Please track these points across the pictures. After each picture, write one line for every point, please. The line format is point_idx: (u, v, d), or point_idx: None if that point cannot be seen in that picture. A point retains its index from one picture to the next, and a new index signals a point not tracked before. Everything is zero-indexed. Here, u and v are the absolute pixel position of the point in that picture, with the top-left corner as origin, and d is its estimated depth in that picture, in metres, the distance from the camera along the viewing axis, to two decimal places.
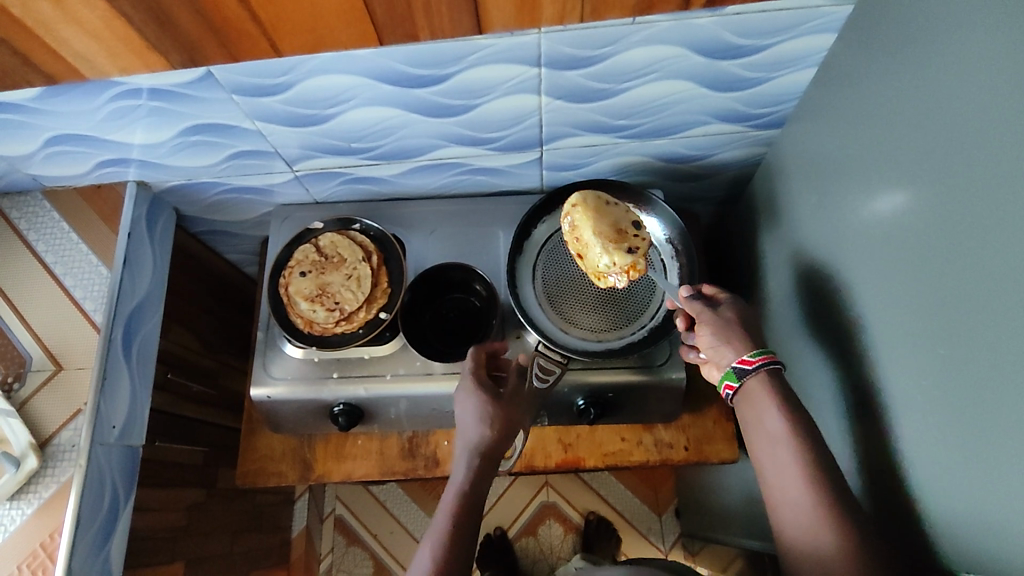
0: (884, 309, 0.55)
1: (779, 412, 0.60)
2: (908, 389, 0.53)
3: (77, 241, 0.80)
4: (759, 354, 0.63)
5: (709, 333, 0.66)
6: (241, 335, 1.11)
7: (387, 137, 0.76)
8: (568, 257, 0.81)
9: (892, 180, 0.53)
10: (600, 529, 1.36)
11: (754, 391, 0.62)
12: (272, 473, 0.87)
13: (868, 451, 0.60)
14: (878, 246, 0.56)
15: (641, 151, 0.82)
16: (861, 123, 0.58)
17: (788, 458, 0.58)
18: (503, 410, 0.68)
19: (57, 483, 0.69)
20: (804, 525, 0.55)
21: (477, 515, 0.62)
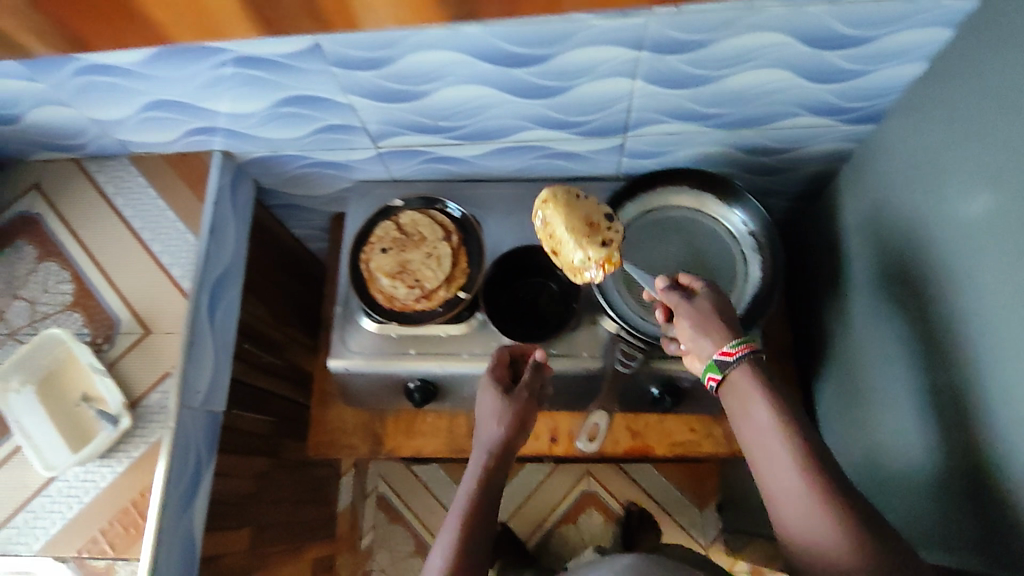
0: (966, 304, 0.58)
1: (768, 404, 0.56)
2: (1012, 389, 0.52)
3: (164, 207, 0.81)
4: (739, 345, 0.59)
5: (690, 323, 0.62)
6: (303, 309, 1.12)
7: (476, 117, 0.75)
8: (650, 243, 0.80)
9: (981, 180, 0.56)
10: (642, 522, 1.34)
11: (738, 383, 0.58)
12: (344, 446, 0.90)
13: (952, 454, 0.60)
14: (961, 244, 0.59)
15: (725, 141, 0.81)
16: (951, 126, 0.61)
17: (782, 455, 0.53)
18: (523, 407, 0.71)
19: (146, 444, 0.71)
20: (809, 529, 0.51)
21: (491, 513, 0.65)
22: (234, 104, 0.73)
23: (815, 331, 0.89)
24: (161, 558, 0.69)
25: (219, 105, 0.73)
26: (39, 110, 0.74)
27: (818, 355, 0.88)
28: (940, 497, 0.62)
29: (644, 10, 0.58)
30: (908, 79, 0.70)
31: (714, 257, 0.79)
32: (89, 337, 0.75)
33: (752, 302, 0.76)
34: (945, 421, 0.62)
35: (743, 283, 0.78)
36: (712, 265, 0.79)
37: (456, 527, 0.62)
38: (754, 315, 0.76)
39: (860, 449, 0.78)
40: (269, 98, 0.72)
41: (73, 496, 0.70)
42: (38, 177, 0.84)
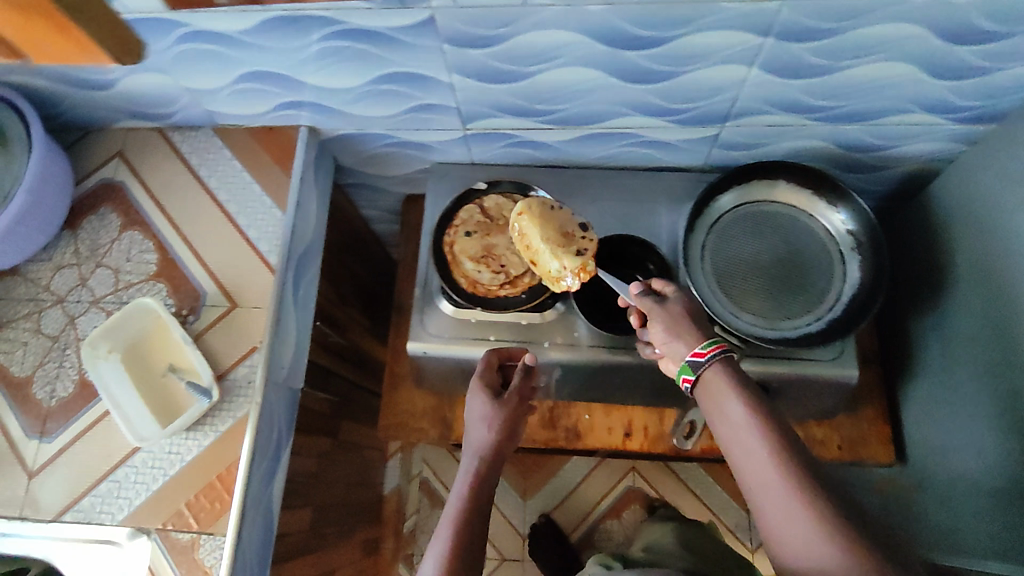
0: None
1: (743, 401, 0.53)
2: None
3: (249, 181, 0.80)
4: (711, 345, 0.58)
5: (663, 327, 0.62)
6: (364, 291, 1.11)
7: (575, 100, 0.74)
8: (741, 238, 0.79)
9: None
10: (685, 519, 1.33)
11: (713, 384, 0.56)
12: (415, 430, 0.89)
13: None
14: None
15: (825, 136, 0.79)
16: None
17: (761, 452, 0.50)
18: (513, 411, 0.70)
19: (233, 418, 0.71)
20: (796, 531, 0.47)
21: (482, 520, 0.61)
22: (334, 78, 0.72)
23: (901, 336, 0.86)
24: (245, 534, 0.68)
25: (318, 78, 0.72)
26: (133, 77, 0.73)
27: (903, 361, 0.86)
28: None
29: None
30: None
31: (809, 253, 0.77)
32: (174, 307, 0.74)
33: (847, 303, 0.75)
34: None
35: (840, 282, 0.76)
36: (807, 261, 0.77)
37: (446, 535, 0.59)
38: (851, 317, 0.74)
39: (937, 456, 0.80)
40: (370, 73, 0.70)
41: (158, 468, 0.70)
42: (120, 145, 0.83)
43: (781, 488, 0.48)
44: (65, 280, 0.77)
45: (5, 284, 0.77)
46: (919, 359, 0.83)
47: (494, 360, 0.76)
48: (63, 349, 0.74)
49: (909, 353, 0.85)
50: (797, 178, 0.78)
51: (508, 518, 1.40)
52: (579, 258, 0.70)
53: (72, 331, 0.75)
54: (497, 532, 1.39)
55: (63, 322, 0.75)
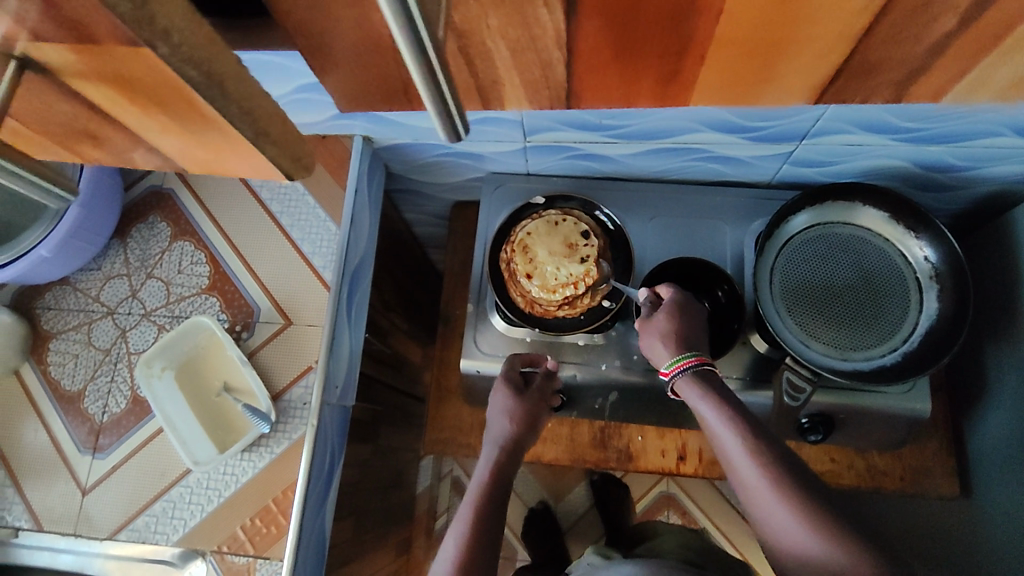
0: None
1: (716, 407, 0.59)
2: None
3: (301, 194, 0.81)
4: (675, 364, 0.63)
5: (647, 340, 0.67)
6: (406, 295, 1.09)
7: (645, 118, 0.70)
8: (813, 262, 0.75)
9: None
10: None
11: (686, 393, 0.62)
12: (461, 445, 0.87)
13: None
14: None
15: (905, 157, 0.75)
16: None
17: (736, 450, 0.56)
18: (533, 406, 0.73)
19: (288, 440, 0.72)
20: (770, 515, 0.53)
21: (498, 506, 0.65)
22: None
23: (973, 367, 0.83)
24: (301, 558, 0.66)
25: None
26: None
27: (972, 393, 0.82)
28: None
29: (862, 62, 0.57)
30: None
31: (884, 280, 0.74)
32: (227, 323, 0.76)
33: (923, 335, 0.71)
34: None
35: (916, 313, 0.72)
36: (882, 289, 0.74)
37: (463, 521, 0.62)
38: (927, 351, 0.71)
39: (1000, 496, 0.76)
40: None
41: (212, 489, 0.73)
42: None
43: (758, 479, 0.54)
44: (115, 291, 0.79)
45: (54, 294, 0.80)
46: (991, 392, 0.79)
47: (516, 364, 0.75)
48: (115, 363, 0.77)
49: (980, 384, 0.81)
50: (874, 201, 0.74)
51: None
52: (581, 266, 0.74)
53: (123, 344, 0.77)
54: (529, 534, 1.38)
55: (114, 334, 0.78)
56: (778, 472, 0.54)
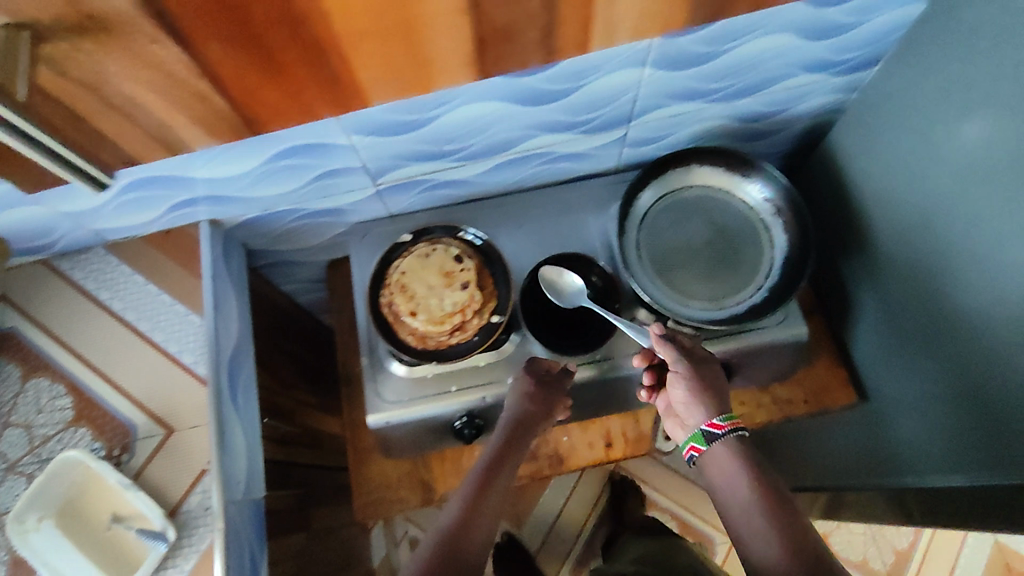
0: (1002, 242, 0.60)
1: (744, 459, 0.63)
2: None
3: (143, 283, 0.74)
4: (728, 420, 0.66)
5: (684, 392, 0.69)
6: (306, 367, 1.05)
7: (479, 135, 0.72)
8: (672, 228, 0.80)
9: (989, 108, 0.59)
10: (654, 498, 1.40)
11: (720, 454, 0.64)
12: (392, 501, 0.85)
13: (972, 373, 0.67)
14: (985, 172, 0.61)
15: (723, 114, 0.81)
16: (952, 61, 0.63)
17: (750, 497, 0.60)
18: (546, 390, 0.74)
19: (197, 553, 0.65)
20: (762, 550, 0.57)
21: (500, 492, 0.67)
22: (218, 168, 0.66)
23: (835, 286, 0.90)
24: None
25: (201, 172, 0.66)
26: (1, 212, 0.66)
27: (842, 309, 0.89)
28: (988, 398, 0.66)
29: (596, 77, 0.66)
30: (901, 22, 0.70)
31: (736, 228, 0.79)
32: (103, 451, 0.67)
33: (783, 267, 0.77)
34: (963, 348, 0.68)
35: (770, 249, 0.78)
36: (736, 237, 0.79)
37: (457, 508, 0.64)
38: (789, 280, 0.76)
39: (888, 392, 0.83)
40: (264, 154, 0.66)
41: None
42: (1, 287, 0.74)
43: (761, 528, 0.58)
44: None
45: None
46: (856, 303, 0.86)
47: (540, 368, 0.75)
48: None
49: (846, 299, 0.88)
50: (706, 160, 0.79)
51: None
52: (464, 291, 0.75)
53: None
54: None
55: None
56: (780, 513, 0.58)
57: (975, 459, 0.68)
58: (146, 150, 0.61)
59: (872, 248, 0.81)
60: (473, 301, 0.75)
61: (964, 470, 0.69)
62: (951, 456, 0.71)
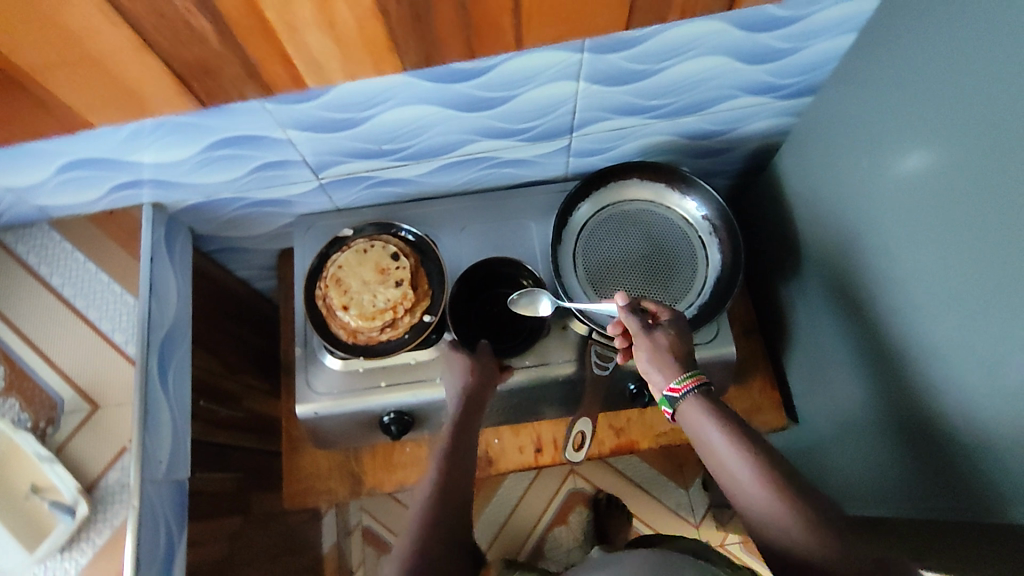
0: (918, 273, 0.61)
1: (720, 427, 0.58)
2: (955, 341, 0.58)
3: (83, 261, 0.75)
4: (687, 379, 0.61)
5: (647, 356, 0.64)
6: (259, 353, 1.07)
7: (419, 136, 0.73)
8: (609, 240, 0.81)
9: (908, 141, 0.61)
10: (610, 506, 1.39)
11: (687, 413, 0.60)
12: (322, 491, 0.86)
13: (900, 399, 0.66)
14: (906, 202, 0.62)
15: (668, 131, 0.81)
16: (881, 92, 0.64)
17: (739, 466, 0.56)
18: (481, 359, 0.75)
19: (110, 528, 0.66)
20: (767, 520, 0.55)
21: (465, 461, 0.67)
22: (156, 154, 0.68)
23: (777, 305, 0.91)
24: None
25: (140, 156, 0.68)
26: None
27: (780, 329, 0.91)
28: (906, 427, 0.65)
29: (524, 86, 0.67)
30: (838, 49, 0.71)
31: (672, 243, 0.81)
32: (29, 422, 0.69)
33: (714, 285, 0.79)
34: (893, 375, 0.67)
35: (704, 268, 0.80)
36: (671, 253, 0.80)
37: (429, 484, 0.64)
38: (719, 298, 0.78)
39: (826, 414, 0.83)
40: (200, 142, 0.67)
41: None
42: None
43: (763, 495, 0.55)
44: None
45: None
46: (793, 323, 0.88)
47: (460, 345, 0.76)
48: None
49: (786, 318, 0.89)
50: (646, 174, 0.82)
51: None
52: (397, 289, 0.76)
53: None
54: None
55: None
56: (777, 482, 0.55)
57: (905, 487, 0.66)
58: (84, 131, 0.62)
59: (806, 271, 0.82)
60: (406, 298, 0.76)
61: (895, 495, 0.68)
62: (883, 481, 0.70)
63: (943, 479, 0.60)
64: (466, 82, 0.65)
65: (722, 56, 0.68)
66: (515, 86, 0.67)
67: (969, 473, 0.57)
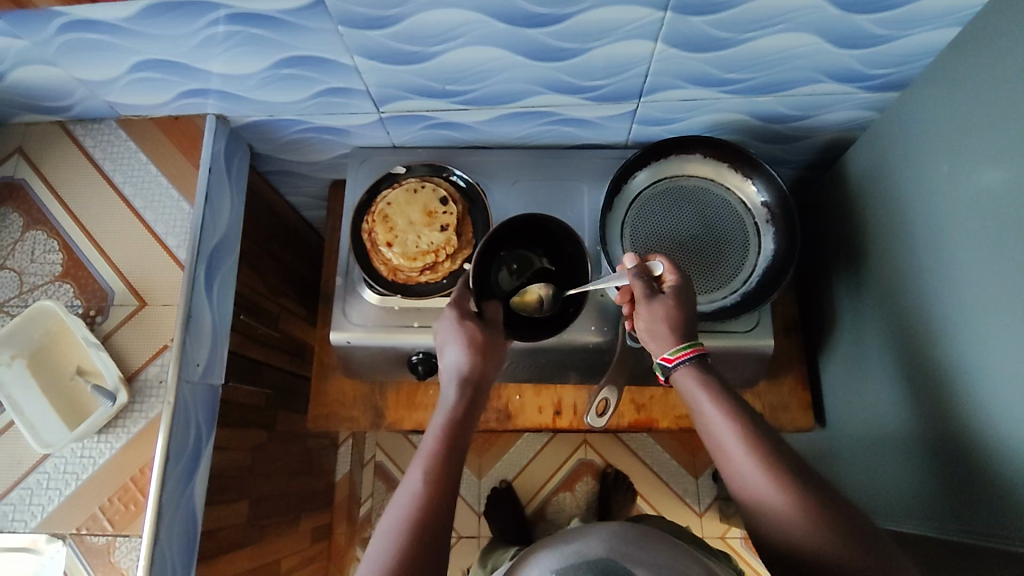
0: (984, 288, 0.59)
1: (717, 403, 0.57)
2: (1013, 362, 0.55)
3: (145, 163, 0.78)
4: (682, 350, 0.61)
5: (645, 323, 0.64)
6: (299, 279, 1.09)
7: (485, 81, 0.72)
8: (661, 213, 0.80)
9: (999, 146, 0.57)
10: (617, 483, 1.39)
11: (682, 383, 0.60)
12: (344, 419, 0.88)
13: (956, 422, 0.62)
14: (981, 213, 0.59)
15: (739, 109, 0.79)
16: (974, 93, 0.61)
17: (731, 440, 0.55)
18: (484, 334, 0.67)
19: (145, 419, 0.70)
20: (766, 504, 0.52)
21: (457, 462, 0.59)
22: (227, 64, 0.69)
23: (824, 304, 0.89)
24: (163, 532, 0.67)
25: (211, 64, 0.69)
26: (18, 70, 0.70)
27: (824, 330, 0.89)
28: (953, 449, 0.63)
29: (599, 40, 0.65)
30: (939, 44, 0.67)
31: (725, 226, 0.79)
32: (81, 308, 0.73)
33: (760, 275, 0.77)
34: (948, 398, 0.63)
35: (755, 256, 0.78)
36: (722, 235, 0.79)
37: (417, 483, 0.57)
38: (763, 289, 0.76)
39: (862, 419, 0.80)
40: (269, 58, 0.68)
41: (69, 473, 0.68)
42: (19, 142, 0.79)
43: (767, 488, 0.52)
44: None
45: None
46: (838, 324, 0.85)
47: (465, 298, 0.70)
48: None
49: (834, 320, 0.87)
50: (710, 151, 0.79)
51: (475, 509, 1.42)
52: (442, 234, 0.77)
53: None
54: (468, 528, 1.41)
55: None
56: (776, 459, 0.53)
57: (954, 517, 0.62)
58: (162, 32, 0.64)
59: (862, 272, 0.79)
60: (448, 243, 0.77)
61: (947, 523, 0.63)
62: (934, 505, 0.65)
63: (1002, 509, 0.56)
64: (540, 27, 0.63)
65: (811, 34, 0.65)
66: (589, 38, 0.65)
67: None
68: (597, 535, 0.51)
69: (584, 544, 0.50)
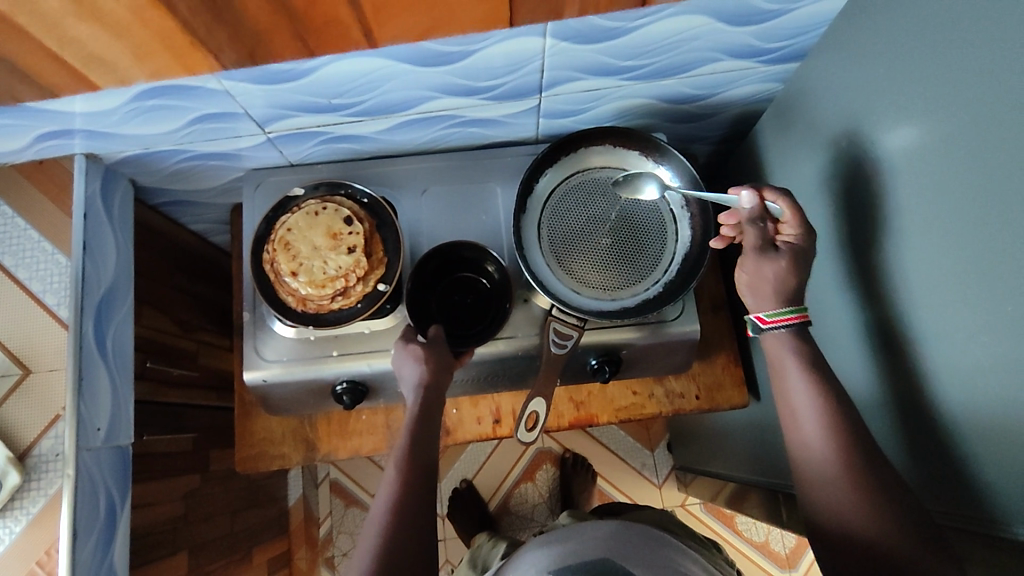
0: (900, 264, 0.58)
1: (801, 375, 0.61)
2: (934, 337, 0.55)
3: (12, 216, 0.72)
4: (790, 314, 0.63)
5: (748, 275, 0.66)
6: (215, 309, 1.03)
7: (374, 91, 0.68)
8: (576, 210, 0.77)
9: (898, 117, 0.56)
10: (577, 466, 1.39)
11: (772, 346, 0.64)
12: (275, 456, 0.85)
13: (891, 390, 0.63)
14: (889, 188, 0.59)
15: (645, 93, 0.76)
16: (869, 66, 0.59)
17: (808, 416, 0.60)
18: (437, 349, 0.70)
19: (44, 497, 0.68)
20: (823, 476, 0.57)
21: (426, 458, 0.66)
22: (84, 103, 0.63)
23: None
24: None
25: (66, 105, 0.62)
26: None
27: None
28: (892, 418, 0.63)
29: (485, 40, 0.61)
30: (830, 13, 0.66)
31: (642, 216, 0.77)
32: None
33: (680, 263, 0.76)
34: (878, 371, 0.64)
35: (673, 243, 0.77)
36: (639, 226, 0.77)
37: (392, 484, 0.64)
38: (684, 276, 0.75)
39: None
40: (128, 91, 0.62)
41: None
42: None
43: (833, 462, 0.57)
44: None
45: None
46: None
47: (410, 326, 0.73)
48: None
49: None
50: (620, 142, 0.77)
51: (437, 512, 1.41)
52: (350, 256, 0.71)
53: None
54: None
55: None
56: (846, 439, 0.57)
57: None
58: None
59: None
60: (357, 266, 0.71)
61: None
62: None
63: (937, 477, 0.57)
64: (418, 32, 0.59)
65: (701, 15, 0.63)
66: (474, 39, 0.61)
67: (958, 473, 0.54)
68: (592, 534, 0.56)
69: (581, 545, 0.55)
